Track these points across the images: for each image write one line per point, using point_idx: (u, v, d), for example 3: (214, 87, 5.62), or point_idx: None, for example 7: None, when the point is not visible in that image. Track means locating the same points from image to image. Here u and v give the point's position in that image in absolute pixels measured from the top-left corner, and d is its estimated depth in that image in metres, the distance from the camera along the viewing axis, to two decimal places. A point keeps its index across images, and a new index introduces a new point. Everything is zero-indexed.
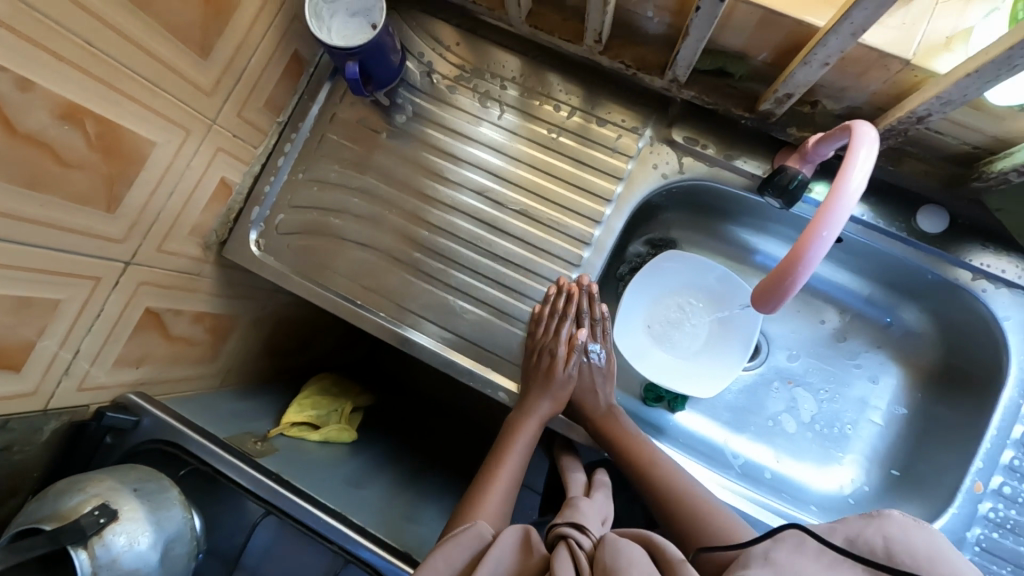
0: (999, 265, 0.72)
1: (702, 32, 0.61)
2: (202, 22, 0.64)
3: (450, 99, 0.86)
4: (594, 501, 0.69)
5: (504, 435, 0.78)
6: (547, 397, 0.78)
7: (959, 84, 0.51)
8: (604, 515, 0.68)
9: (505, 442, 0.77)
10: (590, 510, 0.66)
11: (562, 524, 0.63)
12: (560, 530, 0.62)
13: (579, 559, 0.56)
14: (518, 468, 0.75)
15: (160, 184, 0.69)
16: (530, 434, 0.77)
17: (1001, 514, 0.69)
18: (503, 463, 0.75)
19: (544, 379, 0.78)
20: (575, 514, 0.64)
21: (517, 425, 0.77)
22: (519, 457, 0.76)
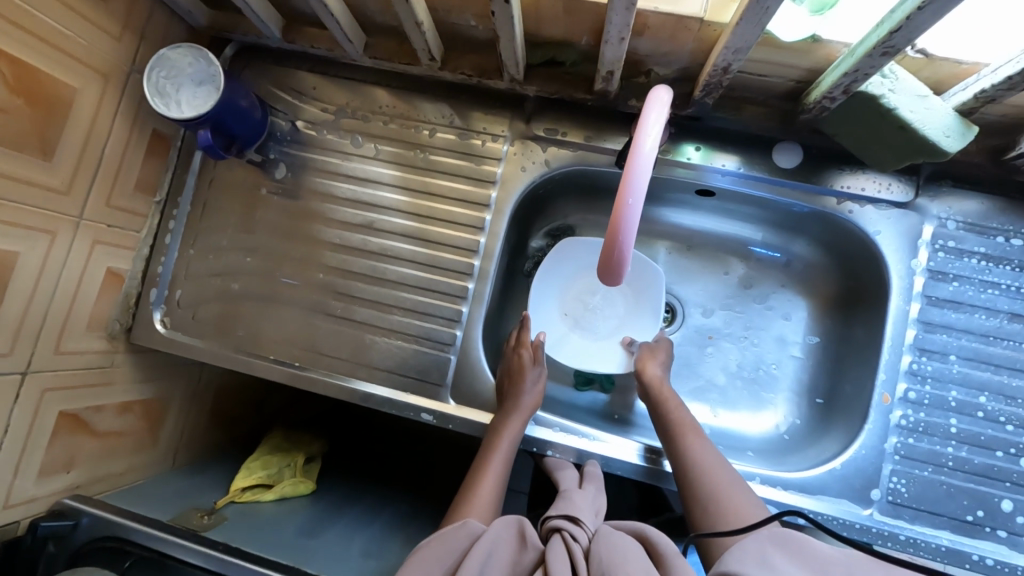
0: (859, 184, 0.75)
1: (512, 34, 0.63)
2: (35, 128, 0.65)
3: (318, 141, 0.87)
4: (587, 492, 0.67)
5: (483, 443, 0.74)
6: (522, 407, 0.75)
7: (736, 34, 0.54)
8: (598, 507, 0.65)
9: (485, 451, 0.73)
10: (583, 499, 0.64)
11: (555, 517, 0.61)
12: (553, 522, 0.60)
13: (574, 551, 0.55)
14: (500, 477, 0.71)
15: (37, 290, 0.70)
16: (512, 438, 0.73)
17: (911, 419, 0.71)
18: (483, 476, 0.71)
19: (515, 389, 0.76)
20: (569, 505, 0.62)
21: (496, 432, 0.74)
22: (502, 466, 0.71)
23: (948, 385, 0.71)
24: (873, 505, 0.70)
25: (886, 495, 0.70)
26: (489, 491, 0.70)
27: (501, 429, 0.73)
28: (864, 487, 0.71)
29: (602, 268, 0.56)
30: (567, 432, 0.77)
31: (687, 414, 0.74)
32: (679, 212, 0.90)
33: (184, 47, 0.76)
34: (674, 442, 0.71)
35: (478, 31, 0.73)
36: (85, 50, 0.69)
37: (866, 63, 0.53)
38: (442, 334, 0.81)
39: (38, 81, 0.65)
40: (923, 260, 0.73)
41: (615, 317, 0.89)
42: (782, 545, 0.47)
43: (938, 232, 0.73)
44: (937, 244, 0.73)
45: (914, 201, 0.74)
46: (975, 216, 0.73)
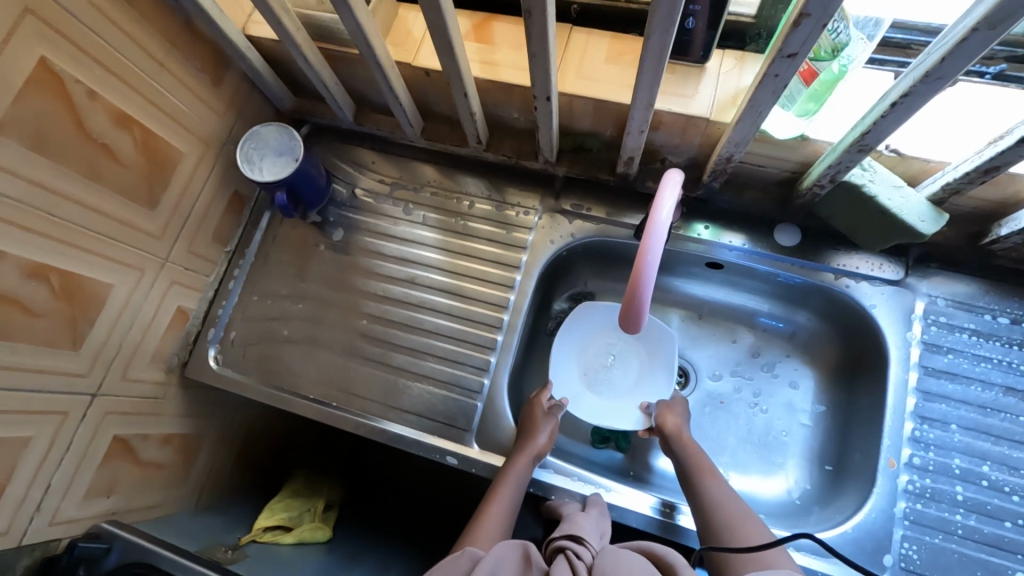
0: (853, 263, 0.83)
1: (549, 125, 0.77)
2: (146, 182, 0.78)
3: (373, 207, 0.99)
4: (590, 516, 0.70)
5: (492, 484, 0.77)
6: (534, 452, 0.79)
7: (737, 130, 0.65)
8: (602, 530, 0.68)
9: (491, 491, 0.76)
10: (587, 522, 0.67)
11: (559, 538, 0.64)
12: (556, 543, 0.63)
13: (577, 567, 0.57)
14: (505, 518, 0.74)
15: (119, 319, 0.80)
16: (522, 481, 0.77)
17: (918, 485, 0.74)
18: (487, 513, 0.74)
19: (528, 435, 0.80)
20: (573, 526, 0.65)
21: (508, 474, 0.77)
22: (508, 508, 0.75)
23: (951, 452, 0.75)
24: (885, 571, 0.71)
25: (898, 561, 0.72)
26: (493, 530, 0.72)
27: (510, 470, 0.78)
28: (875, 551, 0.72)
29: (623, 316, 0.64)
30: (586, 481, 0.81)
31: (704, 458, 0.78)
32: (691, 283, 0.98)
33: (274, 125, 0.91)
34: (692, 482, 0.75)
35: (519, 121, 0.88)
36: (196, 124, 0.84)
37: (847, 158, 0.63)
38: (470, 381, 0.88)
39: (157, 146, 0.78)
40: (918, 332, 0.80)
41: (626, 378, 0.94)
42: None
43: (930, 308, 0.80)
44: (930, 318, 0.80)
45: (905, 279, 0.82)
46: (962, 295, 0.80)
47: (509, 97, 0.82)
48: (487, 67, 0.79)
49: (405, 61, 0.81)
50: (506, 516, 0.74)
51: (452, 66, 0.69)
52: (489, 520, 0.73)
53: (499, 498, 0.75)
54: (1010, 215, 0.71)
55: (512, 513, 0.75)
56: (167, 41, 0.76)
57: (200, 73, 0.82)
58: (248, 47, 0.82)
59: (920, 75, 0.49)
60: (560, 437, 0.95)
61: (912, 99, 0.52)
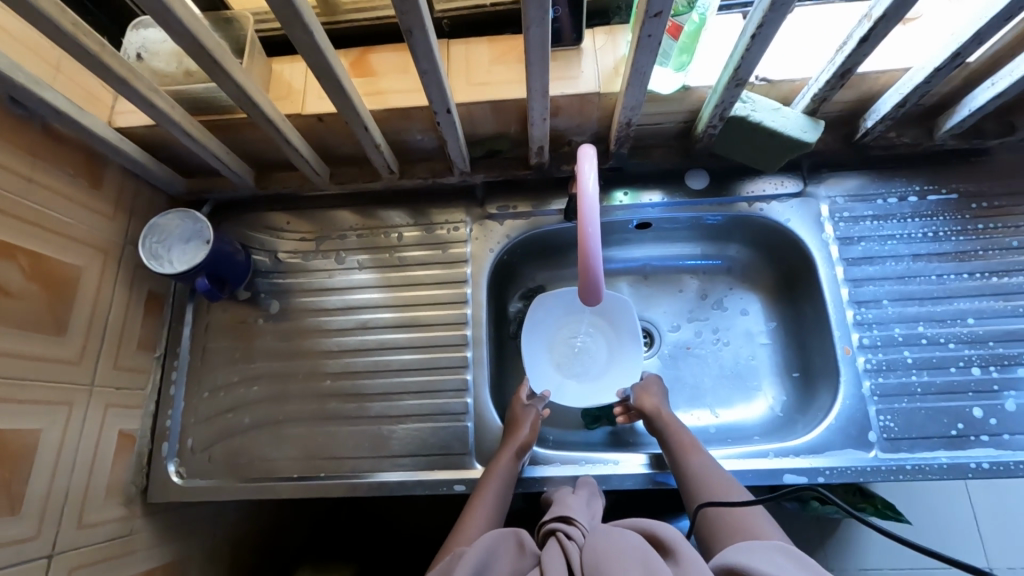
0: (760, 187, 0.91)
1: (455, 137, 0.78)
2: (48, 309, 0.71)
3: (302, 266, 0.96)
4: (580, 496, 0.71)
5: (477, 486, 0.77)
6: (518, 446, 0.79)
7: (629, 95, 0.70)
8: (593, 511, 0.69)
9: (477, 492, 0.76)
10: (578, 502, 0.68)
11: (550, 520, 0.65)
12: (548, 526, 0.64)
13: (569, 548, 0.58)
14: (494, 514, 0.73)
15: (57, 465, 0.72)
16: (510, 476, 0.77)
17: (874, 361, 0.82)
18: (472, 513, 0.73)
19: (511, 430, 0.81)
20: (562, 508, 0.66)
21: (494, 473, 0.77)
22: (494, 504, 0.74)
23: (891, 324, 0.83)
24: (874, 446, 0.78)
25: (881, 434, 0.79)
26: (478, 528, 0.71)
27: (495, 469, 0.77)
28: (860, 432, 0.79)
29: (583, 289, 0.65)
30: (593, 462, 0.81)
31: (684, 434, 0.80)
32: (627, 248, 1.03)
33: (173, 212, 0.85)
34: (676, 460, 0.77)
35: (424, 142, 0.89)
36: (86, 233, 0.77)
37: (728, 94, 0.69)
38: (454, 405, 0.86)
39: (49, 268, 0.71)
40: (831, 232, 0.89)
41: (599, 357, 0.97)
42: (791, 555, 0.54)
43: (833, 208, 0.89)
44: (836, 216, 0.89)
45: (805, 189, 0.91)
46: (856, 188, 0.90)
47: (408, 121, 0.82)
48: (381, 96, 0.79)
49: (293, 112, 0.79)
50: (492, 514, 0.73)
51: (346, 103, 0.69)
52: (474, 519, 0.72)
53: (484, 496, 0.74)
54: (870, 109, 0.81)
55: (500, 509, 0.74)
56: (30, 153, 0.70)
57: (76, 179, 0.76)
58: (121, 139, 0.77)
59: (766, 5, 0.55)
60: (554, 430, 0.96)
61: (767, 28, 0.58)
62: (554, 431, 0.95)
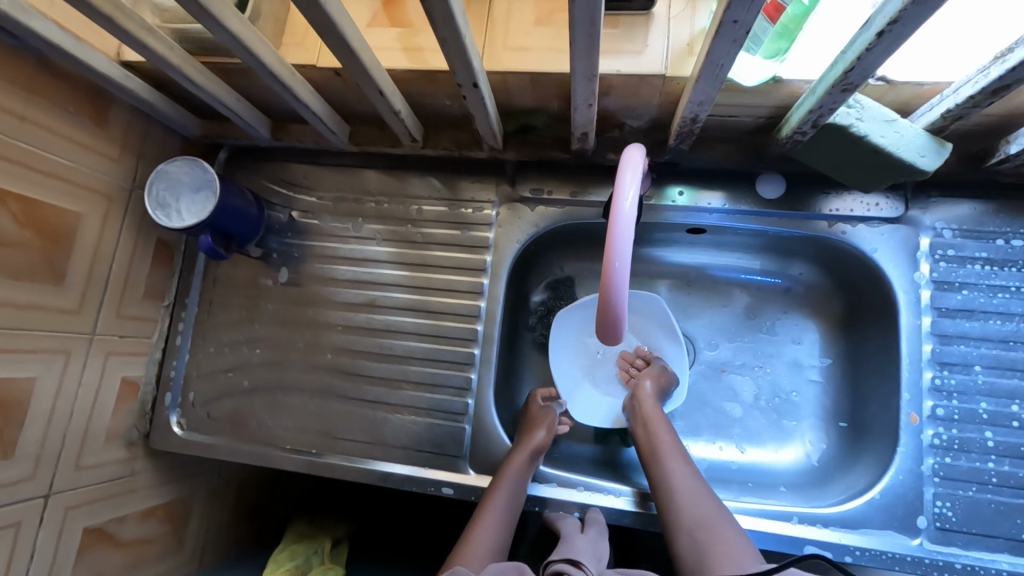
0: (847, 206, 0.75)
1: (484, 111, 0.66)
2: (45, 256, 0.69)
3: (315, 229, 0.89)
4: (588, 537, 0.66)
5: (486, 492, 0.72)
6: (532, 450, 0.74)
7: (698, 89, 0.56)
8: (599, 552, 0.64)
9: (485, 500, 0.71)
10: (584, 544, 0.64)
11: (555, 561, 0.61)
12: (555, 567, 0.60)
13: None
14: (501, 528, 0.68)
15: (54, 411, 0.72)
16: (522, 483, 0.72)
17: (944, 437, 0.69)
18: (480, 523, 0.68)
19: (526, 432, 0.76)
20: (570, 550, 0.62)
21: (506, 478, 0.72)
22: (503, 516, 0.69)
23: (976, 397, 0.69)
24: (921, 534, 0.67)
25: (933, 521, 0.67)
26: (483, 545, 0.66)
27: (506, 471, 0.72)
28: (908, 515, 0.68)
29: (600, 328, 0.57)
30: (593, 491, 0.75)
31: (665, 439, 0.71)
32: (672, 250, 0.91)
33: (180, 159, 0.79)
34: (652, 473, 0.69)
35: (453, 108, 0.78)
36: (89, 178, 0.73)
37: (829, 99, 0.54)
38: (454, 403, 0.81)
39: (46, 215, 0.68)
40: (926, 272, 0.73)
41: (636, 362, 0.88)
42: None
43: (936, 243, 0.73)
44: (937, 253, 0.73)
45: (906, 214, 0.74)
46: (969, 221, 0.72)
47: (434, 85, 0.71)
48: (406, 54, 0.68)
49: (308, 63, 0.70)
50: (502, 527, 0.68)
51: (357, 66, 0.59)
52: (481, 530, 0.67)
53: (493, 505, 0.69)
54: (1019, 129, 0.62)
55: (509, 521, 0.69)
56: (25, 90, 0.64)
57: (77, 118, 0.71)
58: (125, 75, 0.69)
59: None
60: (560, 439, 0.89)
61: (902, 26, 0.42)
62: (560, 440, 0.89)
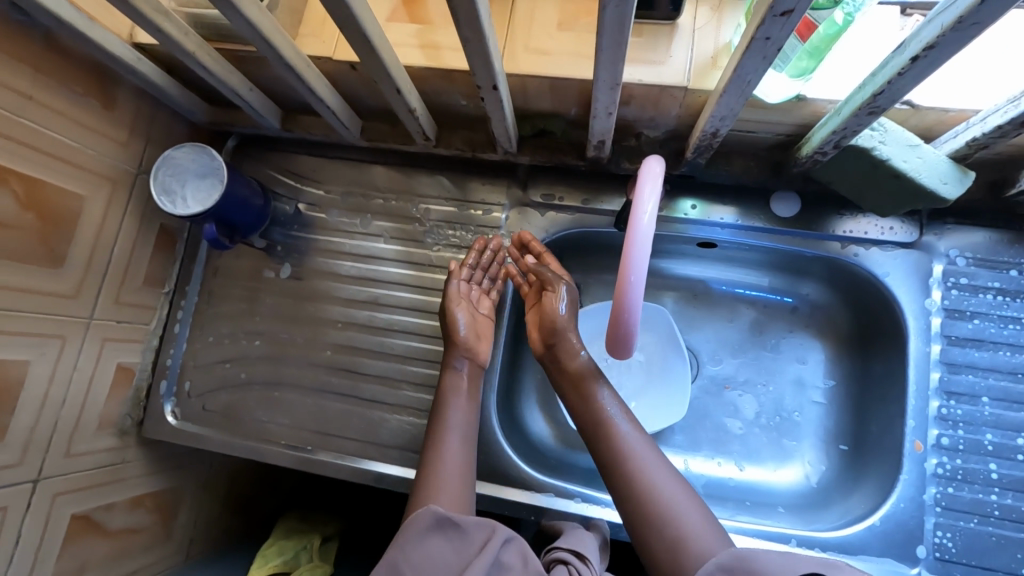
0: (861, 228, 0.74)
1: (501, 114, 0.65)
2: (45, 238, 0.67)
3: (321, 223, 0.88)
4: (593, 537, 0.66)
5: (432, 421, 0.71)
6: (464, 353, 0.75)
7: (722, 104, 0.55)
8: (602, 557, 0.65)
9: (434, 429, 0.70)
10: (591, 539, 0.65)
11: (561, 549, 0.62)
12: (557, 554, 0.61)
13: None
14: (458, 451, 0.68)
15: (47, 396, 0.71)
16: (463, 392, 0.72)
17: (948, 467, 0.68)
18: (437, 456, 0.67)
19: (449, 339, 0.75)
20: (577, 541, 0.63)
21: (447, 395, 0.72)
22: (457, 440, 0.69)
23: (981, 428, 0.69)
24: (919, 563, 0.67)
25: (932, 551, 0.67)
26: (449, 481, 0.64)
27: (444, 389, 0.73)
28: (907, 543, 0.67)
29: (610, 342, 0.57)
30: (591, 502, 0.74)
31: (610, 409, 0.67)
32: (681, 262, 0.90)
33: (188, 146, 0.77)
34: (596, 444, 0.66)
35: (468, 108, 0.77)
36: (94, 160, 0.72)
37: (854, 121, 0.53)
38: None
39: (48, 195, 0.67)
40: (937, 298, 0.72)
41: (639, 372, 0.88)
42: None
43: (949, 270, 0.72)
44: (950, 281, 0.72)
45: (920, 240, 0.73)
46: (984, 250, 0.72)
47: (451, 84, 0.70)
48: (423, 52, 0.67)
49: (323, 56, 0.68)
50: (459, 454, 0.68)
51: (374, 62, 0.58)
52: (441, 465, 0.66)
53: (445, 435, 0.69)
54: None
55: (465, 440, 0.69)
56: (31, 67, 0.63)
57: (85, 99, 0.69)
58: (138, 58, 0.68)
59: (951, 21, 0.38)
60: (558, 448, 0.88)
61: (938, 52, 0.41)
62: (557, 449, 0.88)
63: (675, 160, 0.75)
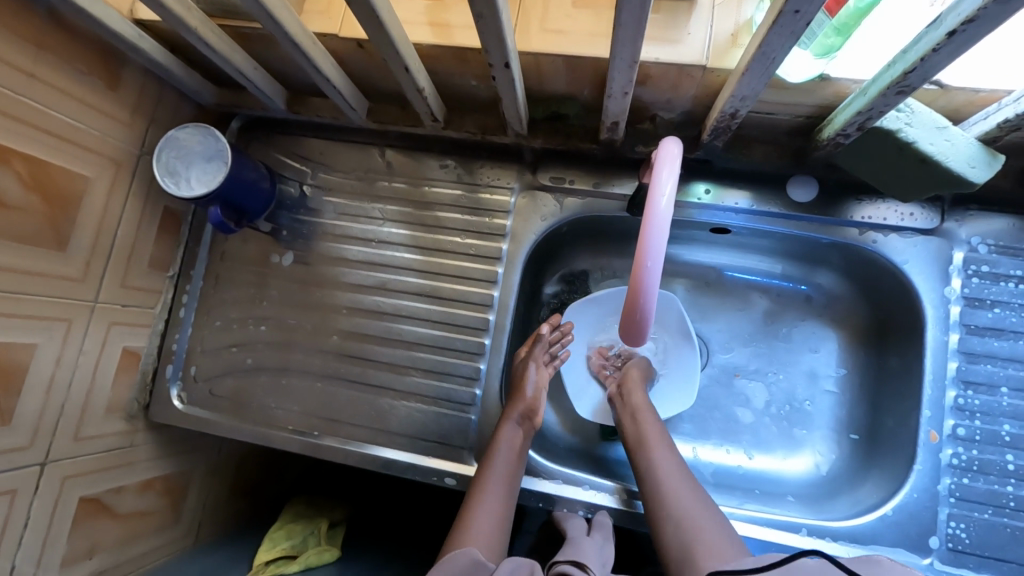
0: (880, 214, 0.72)
1: (513, 95, 0.63)
2: (50, 220, 0.66)
3: (328, 207, 0.87)
4: (594, 541, 0.67)
5: (479, 469, 0.70)
6: (524, 410, 0.74)
7: (744, 84, 0.53)
8: (605, 559, 0.65)
9: (479, 476, 0.69)
10: (592, 548, 0.65)
11: (561, 562, 0.63)
12: (558, 567, 0.62)
13: None
14: (500, 499, 0.67)
15: (54, 379, 0.70)
16: (517, 448, 0.71)
17: (963, 458, 0.67)
18: (478, 502, 0.66)
19: (515, 391, 0.75)
20: (575, 551, 0.64)
21: (499, 445, 0.71)
22: (502, 491, 0.68)
23: (999, 418, 0.67)
24: (932, 554, 0.66)
25: (945, 542, 0.66)
26: (488, 525, 0.64)
27: (499, 439, 0.72)
28: (919, 534, 0.67)
29: (623, 327, 0.56)
30: (598, 490, 0.74)
31: (650, 428, 0.70)
32: (693, 249, 0.88)
33: (192, 126, 0.76)
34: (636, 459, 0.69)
35: (479, 90, 0.75)
36: (98, 141, 0.70)
37: (881, 101, 0.51)
38: (462, 393, 0.79)
39: (52, 176, 0.66)
40: (957, 287, 0.70)
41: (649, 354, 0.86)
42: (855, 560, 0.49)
43: (970, 257, 0.70)
44: (970, 269, 0.70)
45: (940, 226, 0.71)
46: (1007, 238, 0.70)
47: (462, 63, 0.68)
48: (433, 29, 0.65)
49: (330, 33, 0.66)
50: (503, 503, 0.67)
51: (383, 39, 0.56)
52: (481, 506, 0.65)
53: (489, 485, 0.67)
54: None
55: (509, 492, 0.68)
56: (32, 44, 0.61)
57: (88, 78, 0.68)
58: (140, 36, 0.66)
59: None
60: (567, 436, 0.88)
61: (976, 27, 0.39)
62: (565, 437, 0.88)
63: (691, 143, 0.73)
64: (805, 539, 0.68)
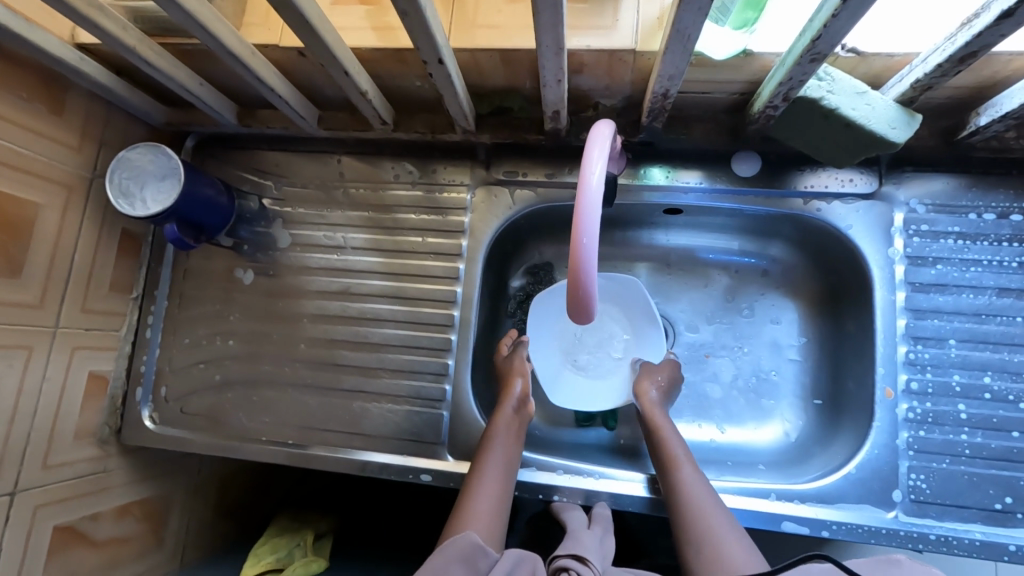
0: (822, 182, 0.75)
1: (453, 91, 0.65)
2: (2, 248, 0.66)
3: (288, 218, 0.88)
4: (594, 534, 0.69)
5: (477, 457, 0.71)
6: (516, 400, 0.75)
7: (667, 63, 0.55)
8: (604, 551, 0.67)
9: (477, 462, 0.70)
10: (591, 540, 0.67)
11: (562, 557, 0.64)
12: (560, 563, 0.63)
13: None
14: (495, 487, 0.67)
15: (17, 408, 0.70)
16: (512, 431, 0.72)
17: (918, 411, 0.69)
18: (475, 491, 0.66)
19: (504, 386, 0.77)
20: (575, 544, 0.65)
21: (494, 433, 0.72)
22: (499, 475, 0.68)
23: (949, 370, 0.70)
24: (896, 507, 0.68)
25: (907, 494, 0.68)
26: (487, 509, 0.65)
27: (496, 422, 0.73)
28: (883, 489, 0.69)
29: (571, 308, 0.56)
30: (572, 473, 0.75)
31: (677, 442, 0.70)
32: (651, 232, 0.90)
33: (143, 146, 0.75)
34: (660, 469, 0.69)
35: (424, 89, 0.76)
36: (47, 166, 0.71)
37: (798, 70, 0.53)
38: (432, 390, 0.80)
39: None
40: (900, 247, 0.73)
41: (615, 333, 0.88)
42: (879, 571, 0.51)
43: (910, 218, 0.73)
44: (911, 229, 0.73)
45: (879, 190, 0.74)
46: (943, 196, 0.72)
47: (404, 64, 0.70)
48: (374, 33, 0.66)
49: (271, 44, 0.68)
50: (500, 484, 0.68)
51: (319, 45, 0.57)
52: (478, 494, 0.66)
53: (484, 472, 0.68)
54: (989, 101, 0.63)
55: (506, 478, 0.69)
56: None
57: (30, 103, 0.68)
58: (81, 59, 0.67)
59: None
60: (542, 425, 0.89)
61: None
62: (542, 427, 0.89)
63: (635, 127, 0.75)
64: (774, 503, 0.69)
